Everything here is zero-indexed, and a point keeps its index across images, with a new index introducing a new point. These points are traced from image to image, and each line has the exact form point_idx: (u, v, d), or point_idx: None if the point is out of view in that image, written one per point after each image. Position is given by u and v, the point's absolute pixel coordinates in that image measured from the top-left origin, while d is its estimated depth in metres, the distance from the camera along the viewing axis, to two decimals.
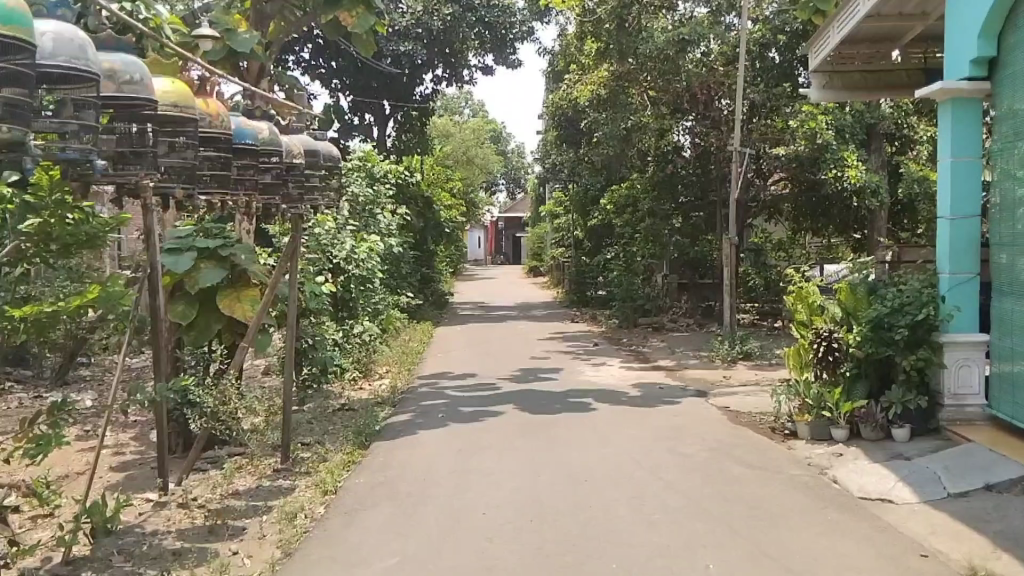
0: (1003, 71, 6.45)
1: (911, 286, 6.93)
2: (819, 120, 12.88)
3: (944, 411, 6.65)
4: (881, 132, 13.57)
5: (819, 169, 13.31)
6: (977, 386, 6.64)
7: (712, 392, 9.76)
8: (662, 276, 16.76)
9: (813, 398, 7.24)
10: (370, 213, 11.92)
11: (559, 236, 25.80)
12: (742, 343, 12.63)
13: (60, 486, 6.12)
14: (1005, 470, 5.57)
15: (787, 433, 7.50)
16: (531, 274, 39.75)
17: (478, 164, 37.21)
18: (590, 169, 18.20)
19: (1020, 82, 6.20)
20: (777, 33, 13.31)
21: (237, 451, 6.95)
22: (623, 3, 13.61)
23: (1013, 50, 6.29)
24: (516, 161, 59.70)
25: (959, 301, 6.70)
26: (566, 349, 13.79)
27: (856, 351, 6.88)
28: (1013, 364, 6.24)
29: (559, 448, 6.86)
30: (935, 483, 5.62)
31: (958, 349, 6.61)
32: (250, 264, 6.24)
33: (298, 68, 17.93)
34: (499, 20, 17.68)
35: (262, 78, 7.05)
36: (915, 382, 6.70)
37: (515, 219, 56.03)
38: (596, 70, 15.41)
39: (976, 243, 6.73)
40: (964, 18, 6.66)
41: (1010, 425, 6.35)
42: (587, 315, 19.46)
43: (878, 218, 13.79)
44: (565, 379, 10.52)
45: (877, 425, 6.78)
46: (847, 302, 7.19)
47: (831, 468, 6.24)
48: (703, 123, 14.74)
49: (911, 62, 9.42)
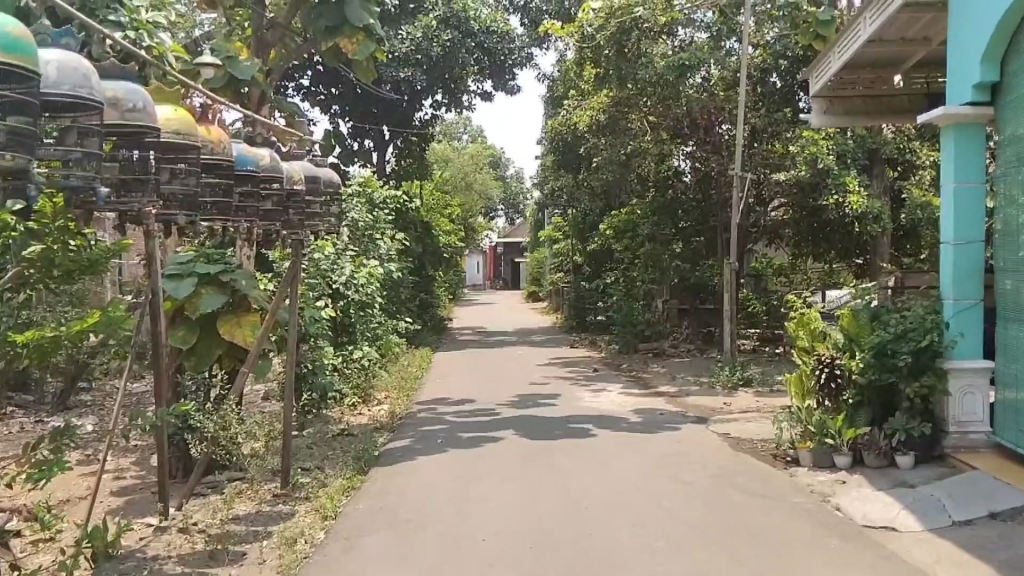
0: (1006, 98, 6.52)
1: (913, 312, 6.90)
2: (819, 144, 13.09)
3: (947, 438, 6.65)
4: (883, 157, 13.60)
5: (818, 195, 13.45)
6: (981, 413, 6.64)
7: (712, 418, 9.73)
8: (662, 302, 16.78)
9: (814, 425, 7.23)
10: (370, 238, 11.96)
11: (558, 262, 25.85)
12: (743, 369, 12.65)
13: (61, 510, 6.11)
14: (1008, 499, 5.57)
15: (789, 460, 7.48)
16: (531, 299, 39.76)
17: (477, 191, 37.33)
18: (590, 194, 18.30)
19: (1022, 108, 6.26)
20: (778, 59, 13.50)
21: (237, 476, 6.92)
22: (623, 28, 13.54)
23: (1017, 74, 6.35)
24: (516, 187, 59.90)
25: (963, 329, 6.72)
26: (567, 374, 13.76)
27: (858, 379, 6.86)
28: (1018, 392, 6.24)
29: (559, 475, 6.85)
30: (939, 510, 5.61)
31: (962, 376, 6.62)
32: (250, 289, 6.25)
33: (298, 94, 18.07)
34: (499, 45, 17.85)
35: (262, 105, 7.02)
36: (919, 410, 6.70)
37: (515, 243, 55.99)
38: (596, 95, 15.55)
39: (980, 269, 6.75)
40: (965, 43, 6.74)
41: (1015, 452, 6.34)
42: (587, 341, 19.43)
43: (879, 243, 13.85)
44: (566, 405, 10.49)
45: (880, 451, 6.77)
46: (849, 329, 7.18)
47: (834, 496, 6.22)
48: (703, 149, 14.92)
49: (913, 87, 9.47)
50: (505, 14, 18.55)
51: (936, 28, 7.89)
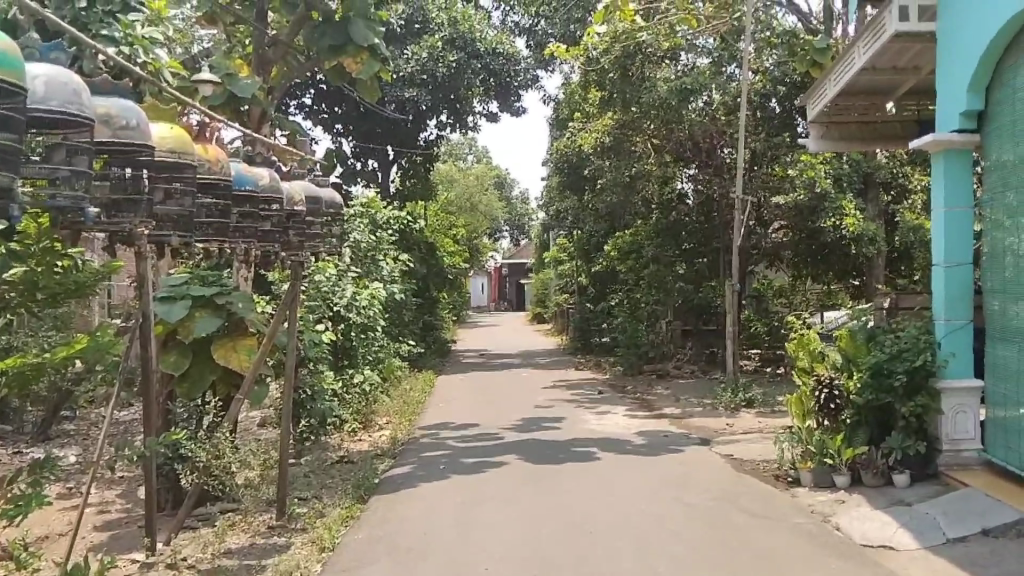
0: (991, 124, 6.47)
1: (908, 333, 6.89)
2: (817, 168, 13.08)
3: (941, 456, 6.54)
4: (877, 182, 13.55)
5: (817, 218, 13.44)
6: (973, 431, 6.55)
7: (715, 440, 9.60)
8: (666, 323, 16.47)
9: (814, 445, 7.11)
10: (372, 259, 11.90)
11: (563, 283, 25.78)
12: (745, 390, 12.53)
13: (40, 548, 5.99)
14: (1001, 514, 5.46)
15: (790, 481, 7.37)
16: (535, 321, 39.64)
17: (482, 211, 37.41)
18: (594, 216, 18.25)
19: (1006, 135, 6.22)
20: (777, 84, 13.47)
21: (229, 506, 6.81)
22: (627, 52, 13.58)
23: (1000, 102, 6.33)
24: (521, 208, 60.01)
25: (954, 348, 6.66)
26: (570, 397, 13.61)
27: (855, 399, 6.77)
28: (1007, 410, 6.16)
29: (563, 499, 6.73)
30: (935, 528, 5.50)
31: (954, 395, 6.54)
32: (247, 311, 6.15)
33: (299, 113, 18.07)
34: (504, 67, 17.88)
35: (263, 123, 6.96)
36: (914, 428, 6.60)
37: (520, 265, 55.96)
38: (601, 117, 15.55)
39: (970, 290, 6.69)
40: (953, 70, 6.71)
41: (1005, 469, 6.26)
42: (591, 363, 19.30)
43: (876, 265, 13.69)
44: (570, 429, 10.35)
45: (878, 471, 6.66)
46: (847, 349, 7.09)
47: (833, 516, 6.10)
48: (704, 172, 14.92)
49: (905, 114, 9.41)
50: (510, 36, 18.58)
51: (929, 57, 7.86)
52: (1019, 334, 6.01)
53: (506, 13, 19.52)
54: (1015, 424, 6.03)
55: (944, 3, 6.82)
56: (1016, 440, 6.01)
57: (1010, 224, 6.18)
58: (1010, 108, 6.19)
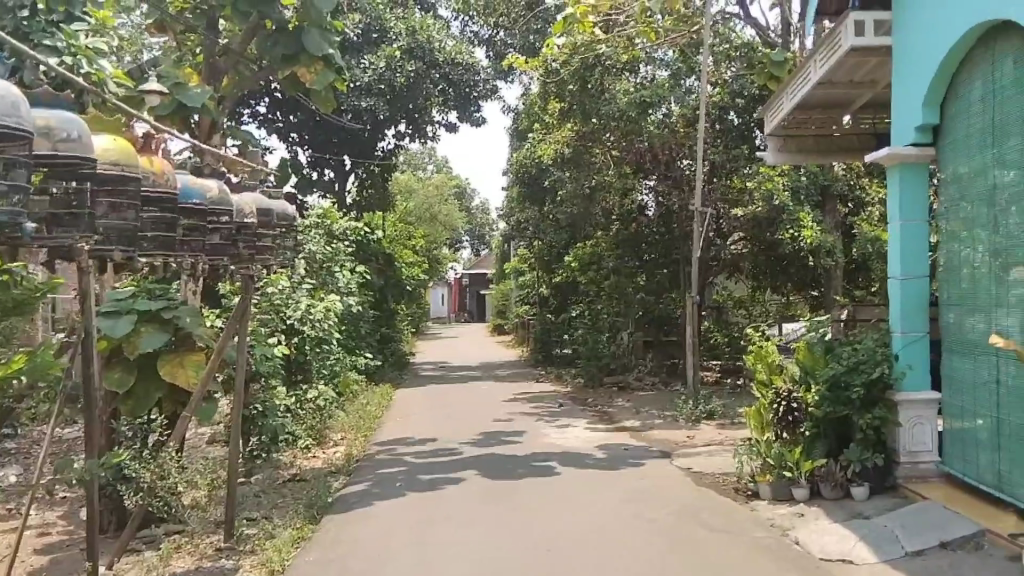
0: (946, 140, 6.63)
1: (864, 345, 6.99)
2: (775, 181, 13.33)
3: (899, 468, 6.65)
4: (835, 194, 13.67)
5: (775, 229, 13.64)
6: (930, 442, 6.66)
7: (675, 453, 9.63)
8: (628, 335, 16.66)
9: (773, 457, 7.20)
10: (327, 271, 11.80)
11: (524, 294, 25.82)
12: (706, 402, 12.62)
13: None
14: (959, 527, 5.53)
15: (749, 493, 7.46)
16: (496, 331, 39.61)
17: (441, 221, 37.35)
18: (555, 227, 18.31)
19: (960, 149, 6.40)
20: (735, 97, 13.81)
21: (175, 528, 6.66)
22: (586, 64, 13.66)
23: (954, 117, 6.48)
24: (482, 219, 60.03)
25: (911, 361, 6.78)
26: (530, 410, 13.59)
27: (814, 411, 6.88)
28: (963, 422, 6.29)
29: (521, 517, 6.68)
30: (892, 542, 5.59)
31: (912, 407, 6.64)
32: (195, 326, 6.07)
33: (254, 122, 17.92)
34: (463, 77, 17.80)
35: (212, 134, 6.87)
36: (872, 441, 6.72)
37: (481, 275, 55.93)
38: (560, 128, 15.63)
39: (926, 303, 6.83)
40: (909, 84, 6.87)
41: (963, 481, 6.38)
42: (552, 375, 19.32)
43: (833, 277, 13.77)
44: (529, 442, 10.32)
45: (837, 483, 6.76)
46: (805, 361, 7.24)
47: (793, 530, 6.15)
48: (665, 183, 14.78)
49: (861, 127, 9.59)
50: (469, 46, 18.57)
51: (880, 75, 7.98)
52: (974, 348, 6.16)
53: (466, 23, 19.52)
54: (972, 437, 6.14)
55: (902, 20, 6.96)
56: (973, 453, 6.14)
57: (965, 237, 6.33)
58: (965, 124, 6.35)
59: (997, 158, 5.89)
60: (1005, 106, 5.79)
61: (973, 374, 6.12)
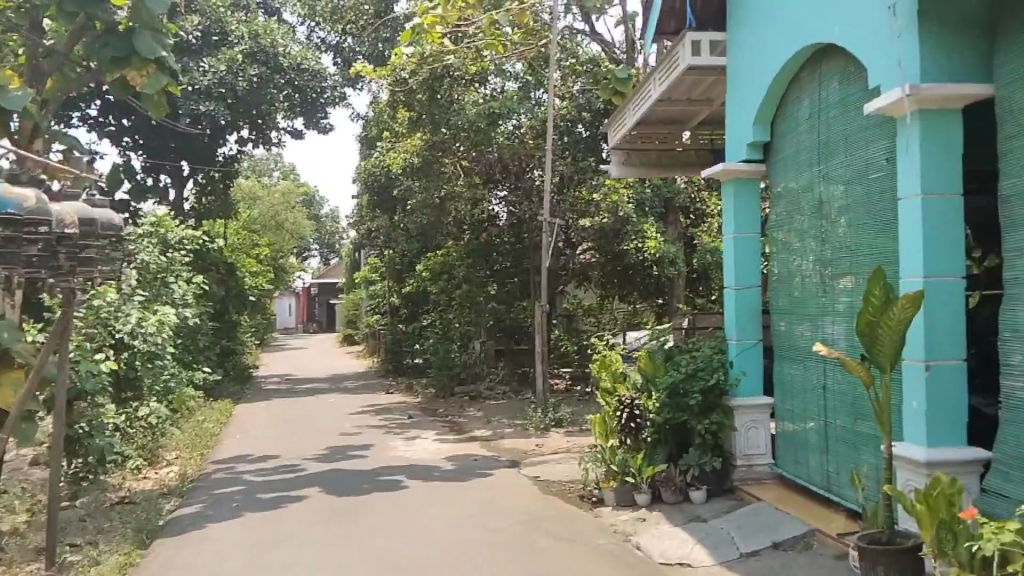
0: (776, 157, 7.51)
1: (702, 353, 7.65)
2: (620, 194, 13.80)
3: (736, 471, 7.37)
4: (677, 206, 14.50)
5: (621, 240, 14.19)
6: (764, 446, 7.41)
7: (523, 462, 9.80)
8: (479, 343, 16.78)
9: (617, 464, 7.74)
10: (162, 281, 11.33)
11: (373, 304, 25.57)
12: (555, 410, 12.91)
13: None
14: (788, 528, 6.17)
15: (594, 501, 7.93)
16: (345, 342, 38.95)
17: (287, 230, 36.44)
18: (405, 236, 18.25)
19: (789, 164, 7.27)
20: (582, 111, 14.19)
21: None
22: (435, 74, 13.83)
23: (784, 135, 7.36)
24: (329, 228, 59.00)
25: (745, 365, 7.54)
26: (378, 423, 13.46)
27: (655, 418, 7.42)
28: (794, 425, 7.04)
29: (368, 532, 6.62)
30: (729, 543, 6.16)
31: (747, 413, 7.37)
32: (14, 342, 5.65)
33: (82, 124, 16.95)
34: (309, 83, 17.62)
35: (34, 138, 6.44)
36: (709, 445, 7.34)
37: (329, 285, 54.90)
38: (410, 139, 15.66)
39: (756, 311, 7.63)
40: (744, 106, 7.71)
41: (792, 481, 7.14)
42: (401, 386, 19.20)
43: (677, 285, 14.47)
44: (376, 456, 10.23)
45: (676, 487, 7.39)
46: (647, 369, 7.76)
47: (634, 536, 6.61)
48: (515, 193, 15.37)
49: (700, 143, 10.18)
50: (315, 52, 18.29)
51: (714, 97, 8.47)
52: (805, 353, 6.93)
53: (311, 29, 19.22)
54: (803, 440, 6.87)
55: (739, 42, 7.79)
56: (802, 455, 6.89)
57: (795, 247, 7.15)
58: (793, 141, 7.21)
59: (822, 174, 6.70)
60: (829, 127, 6.62)
61: (805, 378, 6.87)
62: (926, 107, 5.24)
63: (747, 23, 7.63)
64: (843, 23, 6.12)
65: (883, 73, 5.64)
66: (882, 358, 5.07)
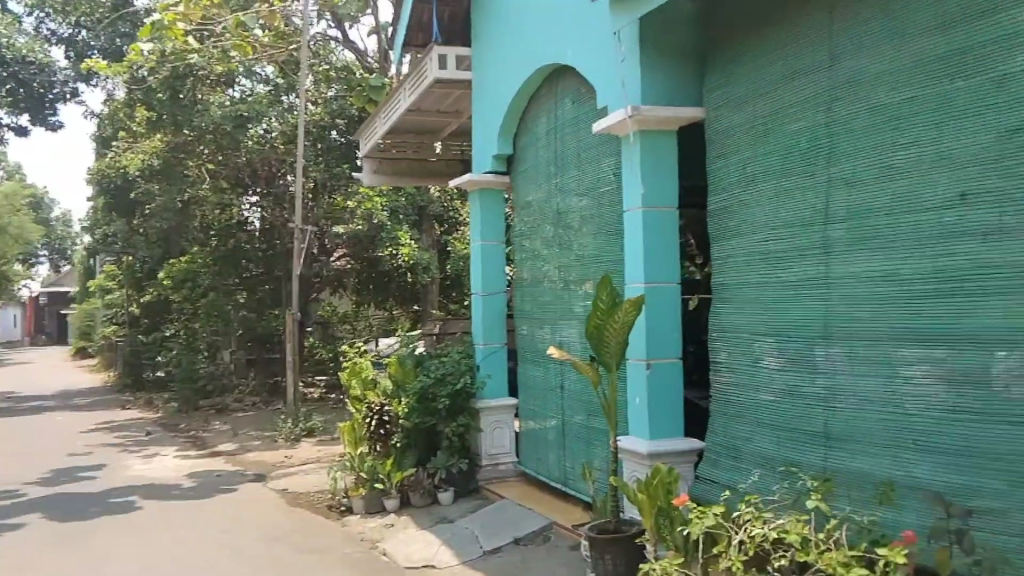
0: (518, 166, 7.95)
1: (450, 358, 7.99)
2: (374, 201, 13.90)
3: (483, 471, 7.75)
4: (431, 214, 14.79)
5: (375, 247, 14.29)
6: (508, 445, 7.89)
7: (268, 475, 9.57)
8: (229, 353, 15.96)
9: (366, 471, 7.79)
10: None
11: (109, 316, 23.85)
12: (305, 420, 12.68)
13: None
14: (527, 525, 6.48)
15: (342, 510, 7.85)
16: (79, 356, 35.96)
17: (9, 235, 33.11)
18: (144, 242, 17.17)
19: (529, 176, 7.75)
20: (336, 117, 14.13)
21: None
22: (177, 73, 13.36)
23: (524, 145, 7.78)
24: (60, 233, 54.18)
25: (490, 368, 8.02)
26: (111, 441, 12.57)
27: (405, 422, 7.62)
28: (535, 423, 7.52)
29: (91, 560, 6.20)
30: (472, 543, 6.38)
31: (494, 413, 7.85)
32: None
33: None
34: (35, 76, 16.25)
35: None
36: (457, 447, 7.61)
37: (60, 295, 50.39)
38: (150, 138, 14.91)
39: (501, 315, 8.12)
40: (491, 115, 8.09)
41: (535, 477, 7.59)
42: (140, 401, 18.02)
43: (431, 292, 14.81)
44: (107, 477, 9.55)
45: (425, 490, 7.57)
46: (397, 374, 7.98)
47: (381, 542, 6.70)
48: (267, 200, 14.95)
49: (450, 153, 10.89)
50: (41, 41, 16.85)
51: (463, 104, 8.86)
52: (544, 356, 7.43)
53: (40, 19, 17.72)
54: (543, 437, 7.34)
55: (487, 52, 8.11)
56: (542, 453, 7.34)
57: (538, 255, 7.61)
58: (533, 152, 7.66)
59: (558, 185, 7.19)
60: (563, 143, 7.06)
61: (544, 380, 7.36)
62: (646, 127, 5.77)
63: (492, 36, 8.04)
64: (574, 44, 6.58)
65: (608, 93, 6.16)
66: (610, 359, 5.52)
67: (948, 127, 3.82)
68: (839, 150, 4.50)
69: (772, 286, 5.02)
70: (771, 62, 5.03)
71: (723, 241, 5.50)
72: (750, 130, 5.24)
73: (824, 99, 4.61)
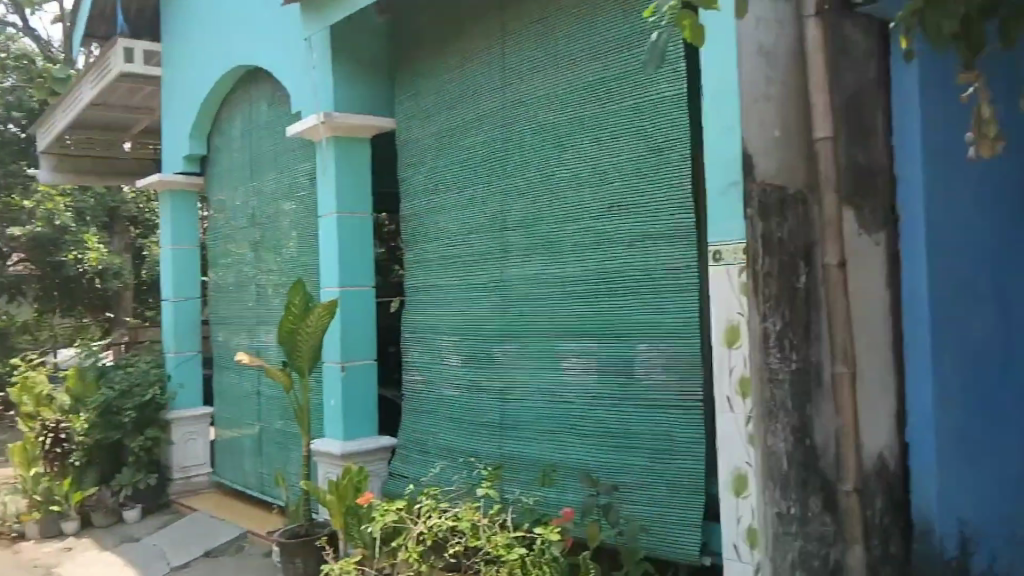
0: (218, 170, 8.82)
1: (138, 368, 8.77)
2: (54, 202, 13.93)
3: (174, 484, 8.69)
4: (123, 217, 14.90)
5: (54, 252, 14.18)
6: (202, 457, 8.85)
7: None
8: None
9: (41, 494, 8.03)
10: None
11: None
12: None
13: None
14: (216, 536, 7.20)
15: (14, 535, 8.00)
16: None
17: None
18: None
19: (232, 179, 8.58)
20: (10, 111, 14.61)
21: None
22: None
23: (220, 147, 8.75)
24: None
25: (183, 378, 8.91)
26: None
27: (83, 440, 8.20)
28: (229, 431, 8.34)
29: None
30: (159, 559, 6.98)
31: (184, 426, 8.75)
32: None
33: None
34: None
35: None
36: (143, 463, 8.39)
37: None
38: None
39: (195, 322, 9.05)
40: (174, 128, 9.13)
41: (230, 486, 8.50)
42: None
43: (124, 297, 14.88)
44: None
45: (109, 509, 8.17)
46: (76, 389, 8.50)
47: (54, 567, 7.03)
48: None
49: (142, 152, 11.32)
50: None
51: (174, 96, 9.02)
52: (238, 369, 8.21)
53: None
54: (236, 445, 8.21)
55: (188, 75, 8.77)
56: (239, 467, 8.14)
57: (241, 265, 8.42)
58: (226, 156, 8.67)
59: (255, 190, 8.17)
60: (260, 182, 8.09)
61: (240, 389, 8.14)
62: (338, 132, 6.92)
63: (194, 41, 8.61)
64: (271, 60, 7.61)
65: (304, 102, 7.31)
66: (303, 362, 6.42)
67: (651, 192, 5.04)
68: (518, 161, 5.95)
69: (467, 279, 6.39)
70: (518, 114, 5.96)
71: (423, 241, 6.85)
72: (433, 151, 6.73)
73: (505, 122, 6.07)
